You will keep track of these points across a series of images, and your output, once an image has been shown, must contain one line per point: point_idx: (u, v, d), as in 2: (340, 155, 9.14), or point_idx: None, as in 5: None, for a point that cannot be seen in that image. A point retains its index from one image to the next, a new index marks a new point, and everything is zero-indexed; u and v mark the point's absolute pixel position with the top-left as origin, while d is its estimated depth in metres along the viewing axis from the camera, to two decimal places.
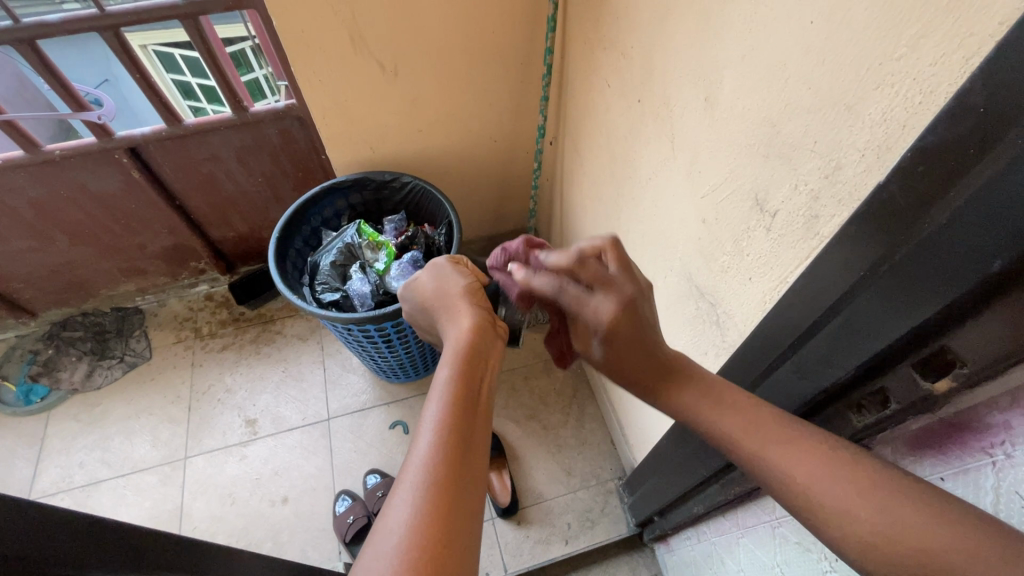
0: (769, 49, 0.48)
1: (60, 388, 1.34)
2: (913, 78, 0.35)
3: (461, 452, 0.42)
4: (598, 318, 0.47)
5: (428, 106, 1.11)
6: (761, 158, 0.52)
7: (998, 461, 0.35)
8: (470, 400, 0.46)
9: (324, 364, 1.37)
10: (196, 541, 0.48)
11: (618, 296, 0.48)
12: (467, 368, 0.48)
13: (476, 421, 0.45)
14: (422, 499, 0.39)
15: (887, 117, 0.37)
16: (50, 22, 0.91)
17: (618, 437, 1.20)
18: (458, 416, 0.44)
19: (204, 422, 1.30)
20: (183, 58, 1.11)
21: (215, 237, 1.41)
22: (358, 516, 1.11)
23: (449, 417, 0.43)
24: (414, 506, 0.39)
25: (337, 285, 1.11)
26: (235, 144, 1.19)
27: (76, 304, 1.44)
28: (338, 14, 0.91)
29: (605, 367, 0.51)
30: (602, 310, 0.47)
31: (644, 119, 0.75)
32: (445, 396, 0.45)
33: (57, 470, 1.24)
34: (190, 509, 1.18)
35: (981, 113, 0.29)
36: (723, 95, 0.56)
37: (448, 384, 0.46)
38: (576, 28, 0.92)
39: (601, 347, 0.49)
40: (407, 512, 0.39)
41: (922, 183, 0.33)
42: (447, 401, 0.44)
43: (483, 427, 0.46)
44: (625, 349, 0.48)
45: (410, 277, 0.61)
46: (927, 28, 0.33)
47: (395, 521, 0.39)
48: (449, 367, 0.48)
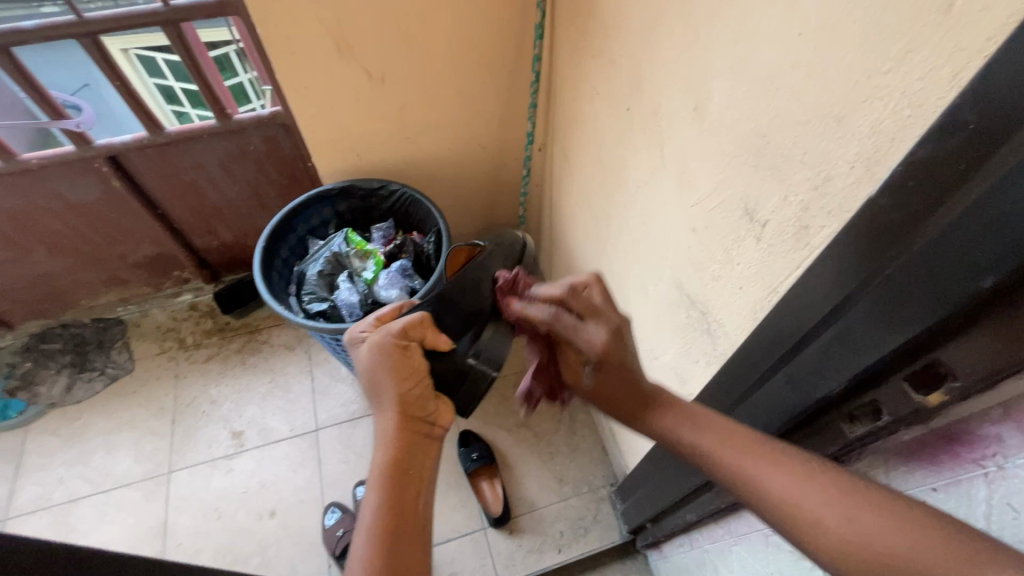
0: (758, 61, 0.48)
1: (38, 403, 1.30)
2: (902, 91, 0.35)
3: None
4: (591, 345, 0.52)
5: (416, 113, 1.10)
6: (750, 169, 0.52)
7: (990, 473, 0.35)
8: (399, 516, 0.49)
9: (312, 374, 1.35)
10: (179, 567, 0.46)
11: (607, 326, 0.53)
12: (394, 486, 0.50)
13: (410, 539, 0.48)
14: None
15: (876, 129, 0.37)
16: (25, 29, 0.89)
17: (610, 444, 1.20)
18: (386, 541, 0.47)
19: (188, 436, 1.27)
20: (166, 62, 1.08)
21: (200, 246, 1.38)
22: (347, 528, 1.09)
23: (375, 550, 0.46)
24: None
25: (324, 294, 1.09)
26: (219, 152, 1.17)
27: (55, 315, 1.40)
28: (323, 22, 0.90)
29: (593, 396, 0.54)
30: (595, 339, 0.52)
31: (633, 128, 0.75)
32: (373, 520, 0.48)
33: (36, 487, 1.21)
34: (174, 525, 1.15)
35: (973, 129, 0.29)
36: (712, 106, 0.56)
37: (375, 507, 0.49)
38: (564, 36, 0.92)
39: (593, 376, 0.53)
40: None
41: (914, 198, 0.33)
42: (376, 525, 0.48)
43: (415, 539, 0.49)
44: (614, 384, 0.52)
45: (352, 345, 0.61)
46: (916, 43, 0.33)
47: None
48: (378, 484, 0.50)
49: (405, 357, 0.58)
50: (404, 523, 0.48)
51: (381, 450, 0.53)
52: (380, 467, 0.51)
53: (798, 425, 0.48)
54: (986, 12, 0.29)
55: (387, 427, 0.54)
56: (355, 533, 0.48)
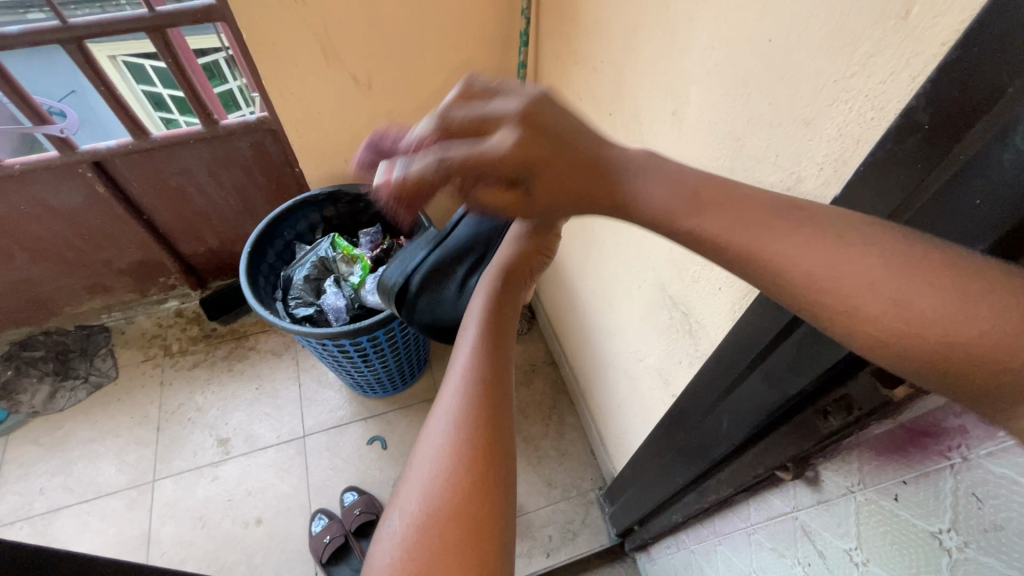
0: (731, 65, 0.49)
1: (19, 412, 1.28)
2: (865, 95, 0.36)
3: (492, 427, 0.43)
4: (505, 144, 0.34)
5: (403, 119, 1.11)
6: (726, 171, 0.53)
7: (955, 464, 0.36)
8: (496, 379, 0.46)
9: (300, 380, 1.34)
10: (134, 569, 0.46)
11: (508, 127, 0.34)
12: (495, 352, 0.49)
13: (500, 396, 0.45)
14: (445, 464, 0.40)
15: (842, 132, 0.39)
16: (9, 33, 0.88)
17: (597, 447, 1.21)
18: (481, 394, 0.44)
19: (173, 444, 1.26)
20: (154, 70, 1.09)
21: (186, 252, 1.38)
22: (334, 535, 1.08)
23: (471, 394, 0.44)
24: (437, 472, 0.40)
25: (311, 299, 1.10)
26: (205, 157, 1.17)
27: (37, 322, 1.38)
28: (310, 28, 0.90)
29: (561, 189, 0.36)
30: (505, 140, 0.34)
31: (615, 132, 0.76)
32: (467, 373, 0.46)
33: (16, 497, 1.19)
34: (158, 534, 1.14)
35: (927, 130, 0.30)
36: (690, 110, 0.57)
37: (471, 358, 0.48)
38: (548, 42, 0.93)
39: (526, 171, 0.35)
40: (428, 479, 0.40)
41: (875, 196, 0.34)
42: (470, 380, 0.46)
43: (508, 414, 0.45)
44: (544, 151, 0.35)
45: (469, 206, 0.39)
46: (877, 48, 0.35)
47: (416, 491, 0.40)
48: (476, 328, 0.52)
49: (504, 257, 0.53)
50: (491, 486, 0.40)
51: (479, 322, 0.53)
52: (465, 391, 0.45)
53: (773, 420, 0.50)
54: (940, 18, 0.30)
55: (475, 357, 0.48)
56: (450, 378, 0.47)
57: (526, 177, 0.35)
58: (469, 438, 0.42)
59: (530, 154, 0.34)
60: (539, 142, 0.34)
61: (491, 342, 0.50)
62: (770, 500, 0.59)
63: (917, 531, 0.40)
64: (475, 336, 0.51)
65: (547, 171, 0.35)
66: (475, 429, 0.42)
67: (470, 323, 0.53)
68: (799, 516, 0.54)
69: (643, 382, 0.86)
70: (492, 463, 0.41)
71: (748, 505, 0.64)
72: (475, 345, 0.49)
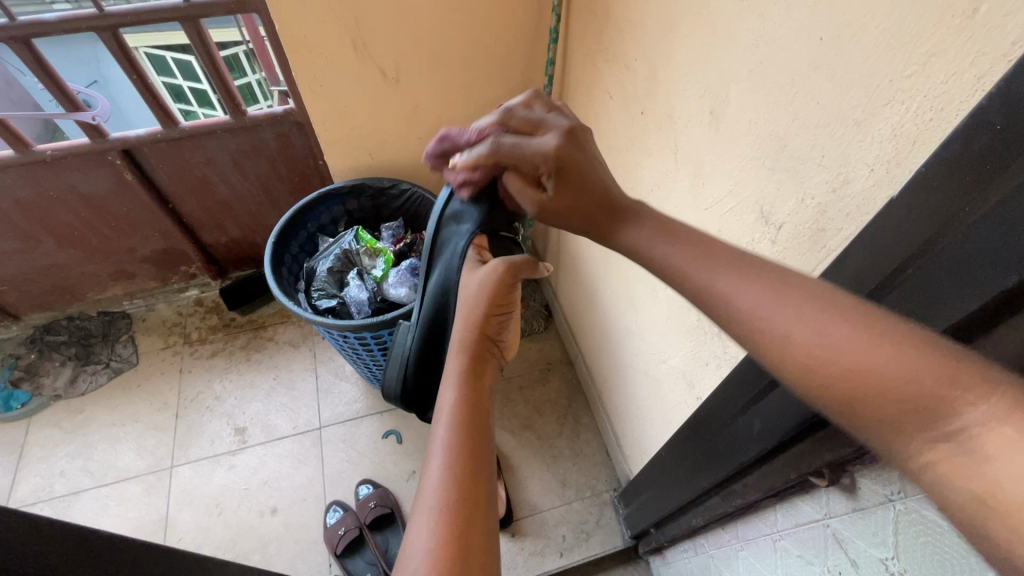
0: (777, 64, 0.48)
1: (41, 394, 1.30)
2: (924, 96, 0.35)
3: (474, 512, 0.43)
4: (546, 147, 0.45)
5: (429, 114, 1.11)
6: (766, 171, 0.52)
7: None
8: (475, 458, 0.47)
9: (317, 372, 1.35)
10: (164, 557, 0.46)
11: (558, 132, 0.46)
12: (472, 424, 0.49)
13: (479, 476, 0.46)
14: (432, 558, 0.41)
15: (897, 133, 0.38)
16: (46, 21, 0.90)
17: (613, 448, 1.20)
18: (463, 477, 0.45)
19: (191, 431, 1.27)
20: (176, 60, 1.10)
21: (208, 241, 1.39)
22: (349, 527, 1.09)
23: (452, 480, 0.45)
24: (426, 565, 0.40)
25: (333, 291, 1.10)
26: (231, 148, 1.18)
27: (61, 307, 1.40)
28: (342, 21, 0.91)
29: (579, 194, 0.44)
30: (548, 142, 0.45)
31: (646, 131, 0.75)
32: (446, 452, 0.47)
33: (37, 479, 1.21)
34: (175, 520, 1.15)
35: (997, 131, 0.29)
36: (728, 109, 0.56)
37: (448, 436, 0.48)
38: (578, 39, 0.93)
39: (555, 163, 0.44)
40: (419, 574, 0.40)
41: (936, 199, 0.33)
42: (450, 462, 0.46)
43: (488, 495, 0.45)
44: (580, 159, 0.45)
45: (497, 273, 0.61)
46: (940, 47, 0.34)
47: None
48: (452, 392, 0.52)
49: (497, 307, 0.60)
50: None
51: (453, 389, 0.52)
52: (445, 475, 0.45)
53: (809, 428, 0.49)
54: (1013, 15, 0.29)
55: (454, 435, 0.48)
56: (429, 457, 0.47)
57: (561, 171, 0.44)
58: (456, 526, 0.42)
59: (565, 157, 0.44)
60: (578, 148, 0.45)
61: (466, 413, 0.50)
62: (800, 506, 0.58)
63: (963, 543, 0.39)
64: (452, 404, 0.51)
65: (575, 172, 0.44)
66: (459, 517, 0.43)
67: (443, 406, 0.51)
68: (830, 523, 0.53)
69: (666, 384, 0.86)
70: (478, 549, 0.42)
71: (774, 510, 0.63)
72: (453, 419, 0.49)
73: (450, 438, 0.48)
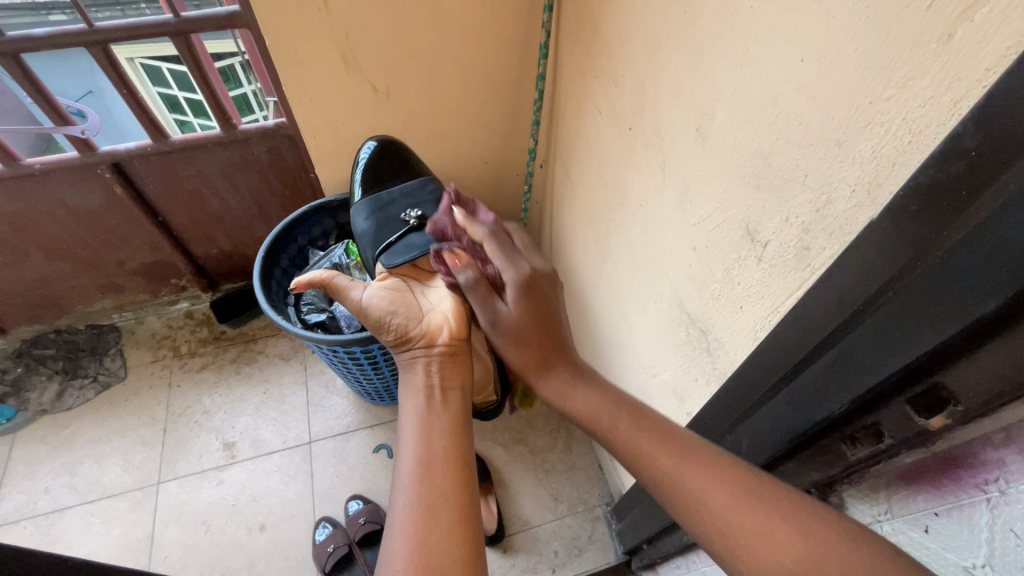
0: (760, 83, 0.49)
1: (27, 410, 1.28)
2: (903, 118, 0.36)
3: (436, 478, 0.53)
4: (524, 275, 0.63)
5: (420, 129, 1.11)
6: (752, 190, 0.52)
7: (992, 498, 0.35)
8: (433, 438, 0.57)
9: (307, 385, 1.34)
10: None
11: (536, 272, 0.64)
12: (430, 416, 0.59)
13: (440, 447, 0.56)
14: (406, 522, 0.50)
15: (877, 154, 0.38)
16: (36, 36, 0.90)
17: (606, 462, 1.19)
18: (425, 453, 0.55)
19: (179, 446, 1.25)
20: (171, 71, 1.09)
21: (198, 254, 1.38)
22: (338, 544, 1.07)
23: (415, 458, 0.55)
24: (402, 529, 0.49)
25: (323, 305, 1.09)
26: (222, 161, 1.18)
27: (49, 321, 1.39)
28: (332, 37, 0.91)
29: (532, 324, 0.60)
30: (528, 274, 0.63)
31: (634, 147, 0.76)
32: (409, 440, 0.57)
33: (21, 496, 1.19)
34: (160, 538, 1.13)
35: (974, 156, 0.29)
36: (714, 128, 0.57)
37: (411, 427, 0.58)
38: (567, 56, 0.94)
39: (520, 299, 0.61)
40: (399, 538, 0.49)
41: (915, 221, 0.33)
42: (413, 445, 0.56)
43: (448, 462, 0.55)
44: (540, 305, 0.61)
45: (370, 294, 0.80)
46: (916, 71, 0.34)
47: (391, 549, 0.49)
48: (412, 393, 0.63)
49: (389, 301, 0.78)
50: (444, 534, 0.49)
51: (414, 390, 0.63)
52: (411, 455, 0.55)
53: (796, 445, 0.49)
54: (986, 42, 0.30)
55: (416, 426, 0.58)
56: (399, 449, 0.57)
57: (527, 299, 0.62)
58: (424, 496, 0.51)
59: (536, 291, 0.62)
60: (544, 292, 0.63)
61: (426, 409, 0.60)
62: None
63: (950, 565, 0.39)
64: (413, 405, 0.61)
65: (538, 303, 0.61)
66: (424, 482, 0.52)
67: (407, 407, 0.62)
68: None
69: (657, 399, 0.85)
70: (444, 509, 0.51)
71: None
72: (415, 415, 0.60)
73: (412, 429, 0.58)
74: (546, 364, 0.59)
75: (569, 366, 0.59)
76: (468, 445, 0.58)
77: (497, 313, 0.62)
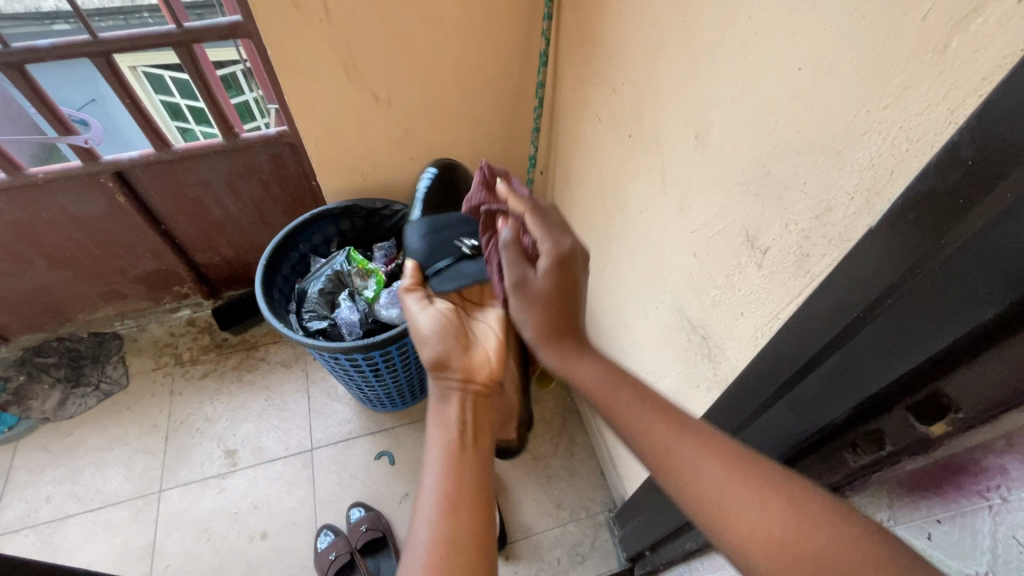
0: (759, 91, 0.49)
1: (29, 418, 1.28)
2: (900, 126, 0.36)
3: (462, 510, 0.50)
4: (558, 246, 0.60)
5: (421, 136, 1.12)
6: (752, 197, 0.53)
7: (994, 505, 0.35)
8: (461, 464, 0.53)
9: (309, 393, 1.34)
10: None
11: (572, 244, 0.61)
12: (458, 442, 0.55)
13: (470, 477, 0.53)
14: (429, 552, 0.47)
15: (875, 162, 0.38)
16: (40, 47, 0.90)
17: (608, 468, 1.19)
18: (453, 480, 0.52)
19: (181, 453, 1.25)
20: (173, 80, 1.11)
21: (200, 261, 1.39)
22: (340, 552, 1.07)
23: (443, 485, 0.51)
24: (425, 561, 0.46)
25: (325, 313, 1.09)
26: (224, 169, 1.18)
27: (52, 329, 1.39)
28: (333, 46, 0.92)
29: (552, 299, 0.58)
30: (562, 245, 0.60)
31: (634, 153, 0.76)
32: (438, 463, 0.53)
33: (23, 504, 1.19)
34: (162, 546, 1.13)
35: (970, 165, 0.30)
36: (713, 135, 0.57)
37: (439, 449, 0.54)
38: (567, 64, 0.94)
39: (546, 272, 0.59)
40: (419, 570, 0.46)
41: (914, 228, 0.33)
42: (441, 469, 0.53)
43: (477, 493, 0.52)
44: (563, 282, 0.59)
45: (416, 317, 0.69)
46: (912, 80, 0.35)
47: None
48: (439, 414, 0.58)
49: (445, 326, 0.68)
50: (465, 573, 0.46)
51: (440, 410, 0.59)
52: (438, 481, 0.52)
53: (797, 452, 0.49)
54: (980, 53, 0.30)
55: (443, 449, 0.55)
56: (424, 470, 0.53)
57: (558, 270, 0.59)
58: (449, 526, 0.48)
59: (569, 263, 0.59)
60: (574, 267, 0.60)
61: (455, 433, 0.56)
62: None
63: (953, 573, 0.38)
64: (439, 423, 0.57)
65: (569, 274, 0.59)
66: (450, 513, 0.49)
67: (433, 425, 0.57)
68: None
69: None
70: (468, 543, 0.48)
71: None
72: (440, 436, 0.56)
73: (440, 450, 0.54)
74: (558, 341, 0.57)
75: (577, 339, 0.57)
76: (491, 499, 0.53)
77: (525, 279, 0.60)
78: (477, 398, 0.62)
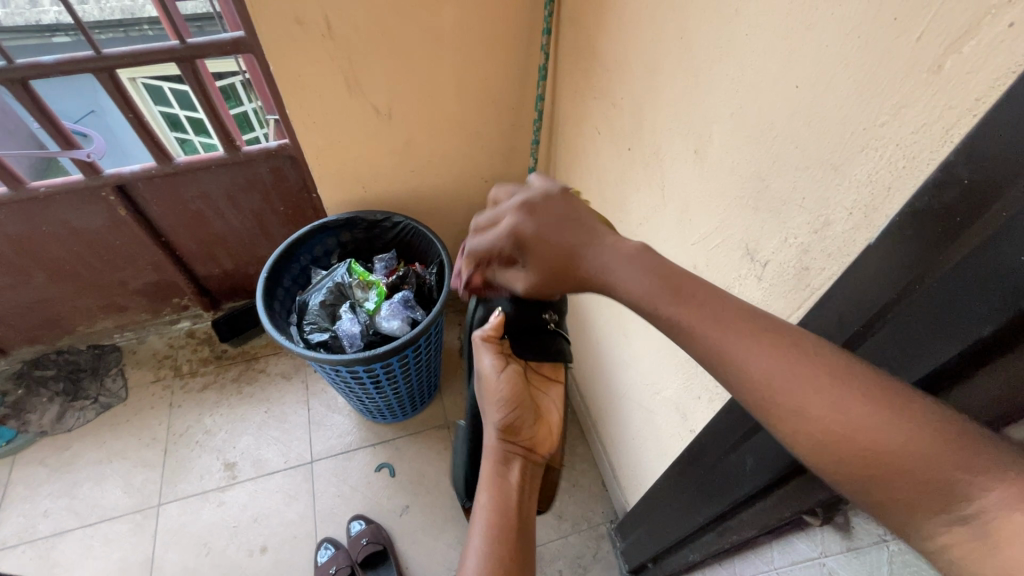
0: (757, 107, 0.50)
1: (27, 431, 1.27)
2: (896, 144, 0.37)
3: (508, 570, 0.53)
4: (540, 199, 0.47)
5: (421, 148, 1.13)
6: (751, 211, 0.53)
7: None
8: (512, 527, 0.56)
9: (309, 404, 1.33)
10: None
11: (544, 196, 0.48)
12: (510, 504, 0.58)
13: (518, 540, 0.56)
14: None
15: (872, 178, 0.39)
16: (43, 63, 0.90)
17: (609, 478, 1.19)
18: (501, 541, 0.55)
19: (180, 466, 1.25)
20: (172, 91, 1.12)
21: (201, 273, 1.39)
22: (340, 565, 1.06)
23: (491, 542, 0.54)
24: None
25: (325, 325, 1.10)
26: (225, 183, 1.19)
27: (50, 341, 1.39)
28: (335, 60, 0.93)
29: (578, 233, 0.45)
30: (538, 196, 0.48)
31: (634, 166, 0.77)
32: (486, 521, 0.56)
33: (20, 519, 1.18)
34: (161, 560, 1.12)
35: (967, 184, 0.30)
36: (712, 149, 0.58)
37: (489, 507, 0.57)
38: (567, 77, 0.95)
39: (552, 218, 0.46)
40: None
41: (913, 243, 0.34)
42: (489, 529, 0.55)
43: (525, 558, 0.55)
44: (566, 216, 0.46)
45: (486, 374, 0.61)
46: (907, 100, 0.35)
47: None
48: (493, 471, 0.60)
49: (521, 397, 0.62)
50: None
51: (492, 466, 0.60)
52: (486, 538, 0.55)
53: (797, 466, 0.49)
54: (973, 74, 0.31)
55: (493, 505, 0.57)
56: (473, 525, 0.56)
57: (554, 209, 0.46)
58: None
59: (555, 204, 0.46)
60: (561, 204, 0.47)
61: (507, 492, 0.58)
62: (797, 544, 0.57)
63: None
64: (492, 479, 0.59)
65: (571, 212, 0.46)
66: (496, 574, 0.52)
67: (483, 479, 0.59)
68: (826, 562, 0.52)
69: (660, 418, 0.85)
70: None
71: (772, 547, 0.62)
72: (492, 491, 0.58)
73: (490, 507, 0.57)
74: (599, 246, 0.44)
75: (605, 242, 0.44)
76: (532, 562, 0.55)
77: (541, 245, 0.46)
78: (533, 467, 0.63)
